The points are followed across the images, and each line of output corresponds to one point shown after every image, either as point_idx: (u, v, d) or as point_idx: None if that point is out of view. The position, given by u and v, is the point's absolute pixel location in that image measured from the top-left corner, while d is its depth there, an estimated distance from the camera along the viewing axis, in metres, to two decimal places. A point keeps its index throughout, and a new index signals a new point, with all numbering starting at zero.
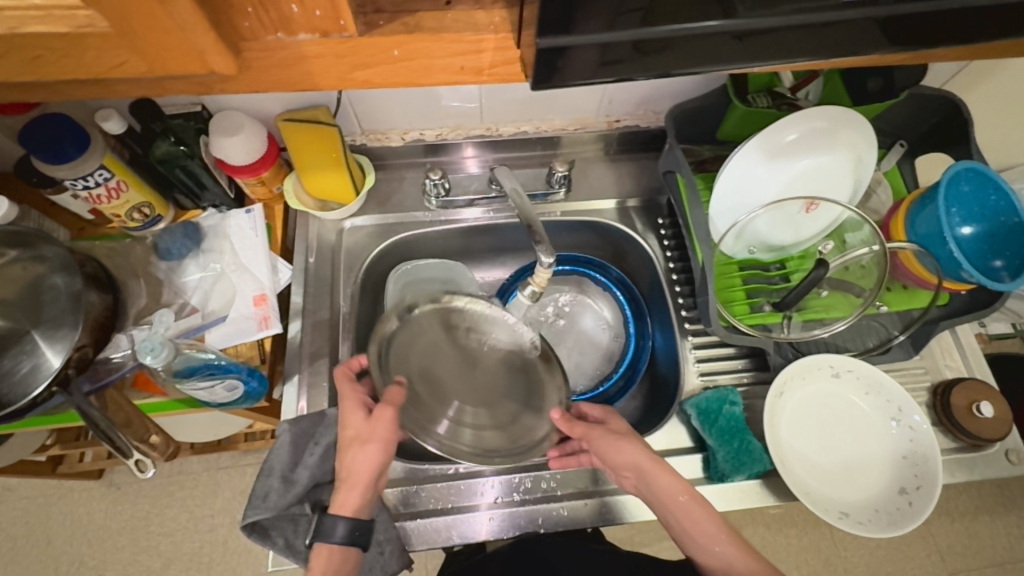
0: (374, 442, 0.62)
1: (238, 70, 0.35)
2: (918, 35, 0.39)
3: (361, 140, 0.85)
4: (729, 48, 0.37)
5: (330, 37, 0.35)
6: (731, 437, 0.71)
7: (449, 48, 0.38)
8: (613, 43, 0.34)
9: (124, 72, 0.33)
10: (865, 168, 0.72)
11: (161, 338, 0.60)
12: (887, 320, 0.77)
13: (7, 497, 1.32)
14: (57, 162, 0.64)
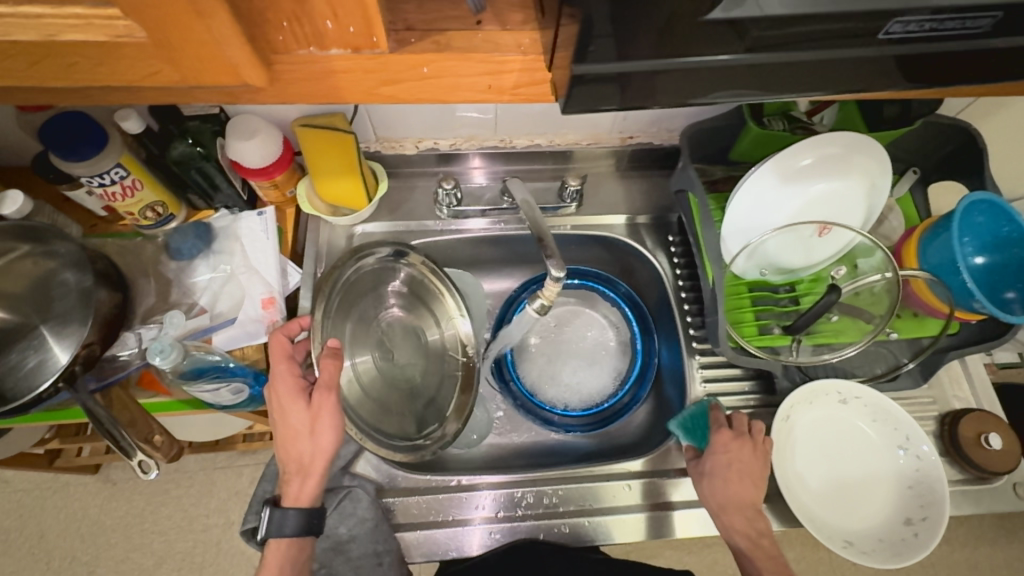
0: (318, 433, 0.61)
1: (269, 82, 0.35)
2: (945, 72, 0.39)
3: (375, 147, 0.85)
4: (753, 78, 0.37)
5: (361, 53, 0.35)
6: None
7: (476, 66, 0.38)
8: (641, 71, 0.34)
9: (157, 81, 0.33)
10: (879, 195, 0.72)
11: (170, 340, 0.60)
12: (896, 347, 0.77)
13: (3, 489, 1.32)
14: (75, 160, 0.65)
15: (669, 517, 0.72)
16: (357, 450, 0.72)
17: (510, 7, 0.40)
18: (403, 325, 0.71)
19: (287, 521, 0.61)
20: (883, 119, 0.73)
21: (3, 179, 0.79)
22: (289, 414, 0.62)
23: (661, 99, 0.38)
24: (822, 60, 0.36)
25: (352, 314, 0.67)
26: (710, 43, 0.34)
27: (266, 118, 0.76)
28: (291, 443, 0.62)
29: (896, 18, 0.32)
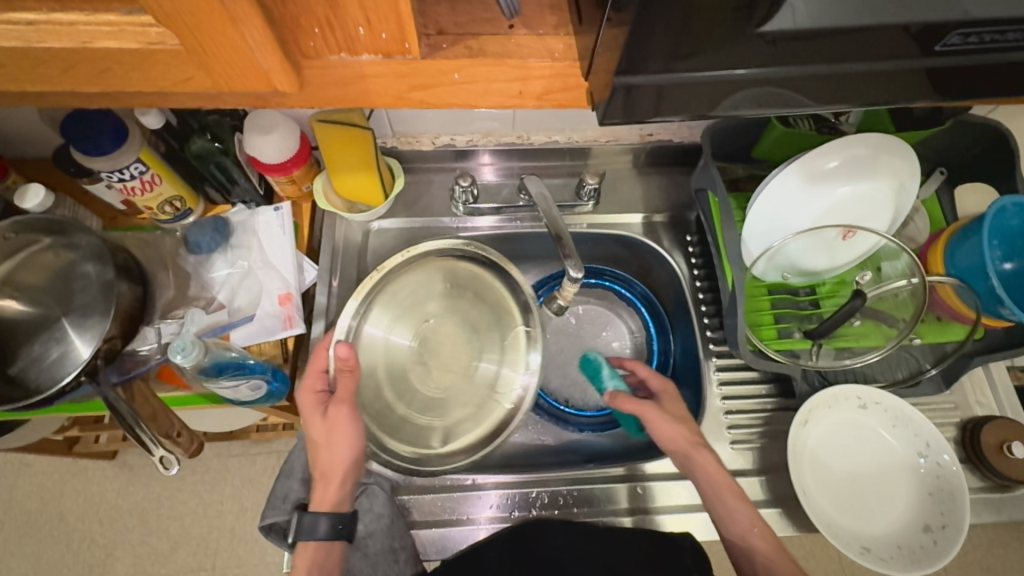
0: (335, 442, 0.62)
1: (299, 87, 0.35)
2: (996, 83, 0.37)
3: (392, 142, 0.85)
4: (792, 88, 0.36)
5: (392, 58, 0.35)
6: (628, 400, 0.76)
7: (507, 72, 0.38)
8: (678, 81, 0.34)
9: (189, 88, 0.33)
10: (907, 197, 0.70)
11: (191, 337, 0.60)
12: (918, 352, 0.76)
13: (24, 472, 1.35)
14: (96, 155, 0.65)
15: (660, 520, 0.72)
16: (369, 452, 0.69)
17: (542, 10, 0.39)
18: (460, 338, 0.76)
19: (318, 525, 0.60)
20: (912, 119, 0.72)
21: (25, 171, 0.79)
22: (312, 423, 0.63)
23: (693, 108, 0.37)
24: (864, 71, 0.35)
25: (391, 317, 0.74)
26: (747, 54, 0.32)
27: (286, 113, 0.76)
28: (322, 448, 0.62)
29: (948, 30, 0.31)
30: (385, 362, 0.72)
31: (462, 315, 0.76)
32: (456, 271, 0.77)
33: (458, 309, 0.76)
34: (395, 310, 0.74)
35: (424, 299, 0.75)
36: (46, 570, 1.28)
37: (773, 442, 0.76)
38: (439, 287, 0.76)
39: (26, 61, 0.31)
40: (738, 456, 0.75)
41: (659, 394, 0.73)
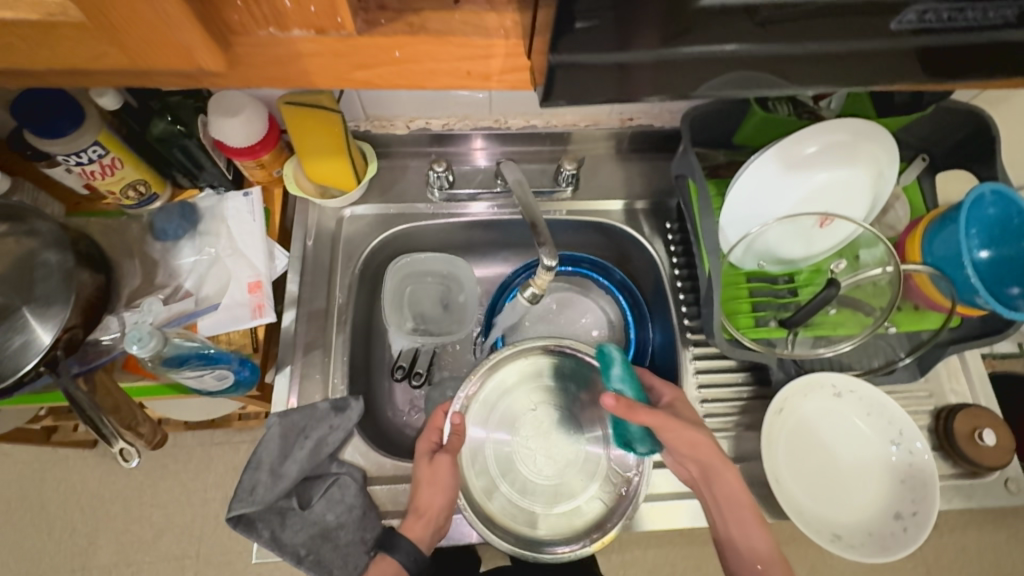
0: (439, 491, 0.64)
1: (228, 65, 0.34)
2: (957, 67, 0.36)
3: (365, 126, 0.82)
4: (747, 71, 0.35)
5: (327, 35, 0.34)
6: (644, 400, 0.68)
7: (452, 51, 0.36)
8: (628, 61, 0.33)
9: (104, 65, 0.32)
10: (885, 184, 0.69)
11: (148, 328, 0.59)
12: (894, 341, 0.76)
13: (3, 461, 1.33)
14: (50, 138, 0.63)
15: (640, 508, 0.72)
16: (345, 437, 0.69)
17: None
18: (555, 426, 0.75)
19: (397, 553, 0.61)
20: (892, 105, 0.71)
21: None
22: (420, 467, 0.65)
23: (652, 91, 0.36)
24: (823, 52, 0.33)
25: (499, 404, 0.74)
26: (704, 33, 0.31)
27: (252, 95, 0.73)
28: (421, 494, 0.64)
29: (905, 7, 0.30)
30: (494, 453, 0.73)
31: (560, 403, 0.76)
32: (564, 362, 0.75)
33: (564, 399, 0.76)
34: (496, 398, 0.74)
35: (531, 387, 0.75)
36: (29, 559, 1.28)
37: (748, 429, 0.76)
38: (548, 380, 0.76)
39: None
40: None
41: (669, 403, 0.70)
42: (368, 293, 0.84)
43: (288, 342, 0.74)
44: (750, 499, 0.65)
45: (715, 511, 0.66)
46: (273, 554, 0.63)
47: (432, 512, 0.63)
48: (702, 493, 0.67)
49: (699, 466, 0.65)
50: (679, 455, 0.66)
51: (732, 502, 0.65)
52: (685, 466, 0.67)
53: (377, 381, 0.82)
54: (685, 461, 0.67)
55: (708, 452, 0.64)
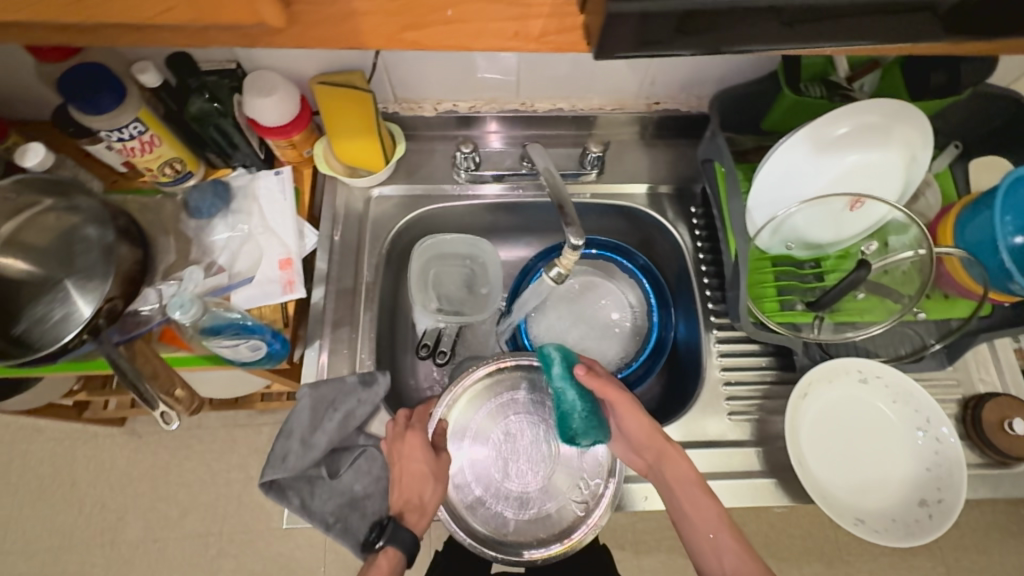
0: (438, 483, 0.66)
1: (286, 24, 0.36)
2: (1002, 27, 0.36)
3: (393, 108, 0.83)
4: (784, 30, 0.35)
5: None
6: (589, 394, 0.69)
7: (505, 9, 0.36)
8: (673, 16, 0.33)
9: (169, 19, 0.34)
10: (918, 169, 0.68)
11: (190, 295, 0.62)
12: (922, 328, 0.74)
13: (36, 438, 1.38)
14: (93, 113, 0.65)
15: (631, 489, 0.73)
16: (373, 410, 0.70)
17: None
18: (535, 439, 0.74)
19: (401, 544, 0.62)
20: (928, 88, 0.69)
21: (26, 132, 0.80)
22: (410, 456, 0.65)
23: (692, 48, 0.36)
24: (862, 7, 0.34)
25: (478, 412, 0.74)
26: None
27: (285, 75, 0.75)
28: (410, 485, 0.65)
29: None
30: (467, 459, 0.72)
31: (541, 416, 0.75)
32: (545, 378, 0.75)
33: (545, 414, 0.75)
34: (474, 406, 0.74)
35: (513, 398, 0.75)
36: (61, 532, 1.32)
37: (771, 414, 0.76)
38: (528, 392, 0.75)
39: None
40: (736, 428, 0.75)
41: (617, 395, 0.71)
42: (394, 274, 0.86)
43: (318, 318, 0.76)
44: (703, 480, 0.65)
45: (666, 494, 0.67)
46: (303, 520, 0.65)
47: (425, 502, 0.65)
48: (655, 479, 0.68)
49: (650, 449, 0.67)
50: (634, 443, 0.68)
51: (686, 484, 0.65)
52: (639, 455, 0.69)
53: (402, 357, 0.85)
54: (638, 448, 0.68)
55: (660, 437, 0.66)
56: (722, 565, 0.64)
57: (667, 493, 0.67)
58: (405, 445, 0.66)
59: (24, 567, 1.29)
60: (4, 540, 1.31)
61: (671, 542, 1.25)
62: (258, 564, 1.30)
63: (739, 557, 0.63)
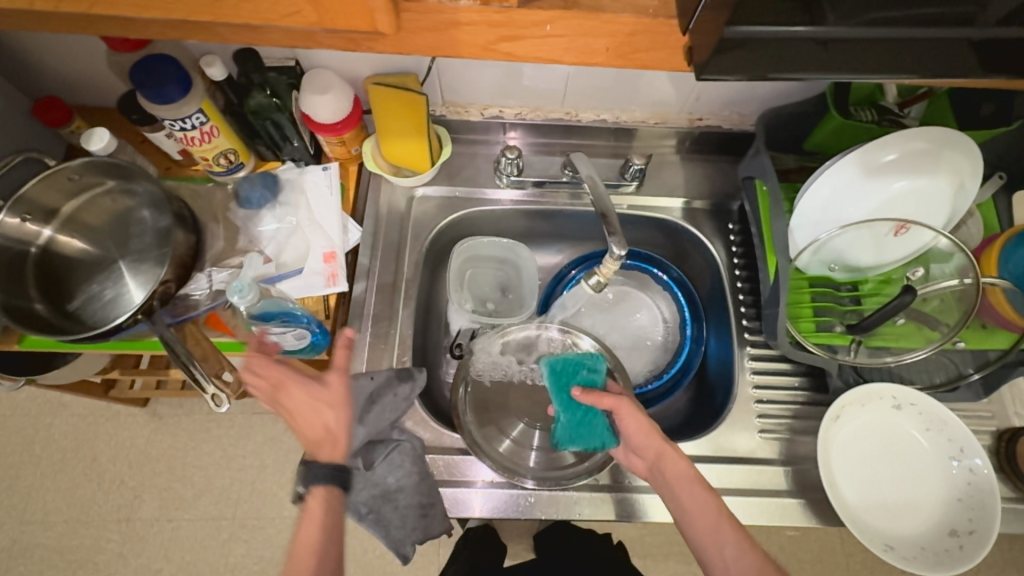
0: (331, 411, 0.60)
1: (394, 30, 0.39)
2: None
3: (441, 111, 0.85)
4: (852, 64, 0.38)
5: (488, 6, 0.38)
6: (577, 408, 0.70)
7: (599, 27, 0.40)
8: (752, 39, 0.36)
9: (295, 22, 0.37)
10: (964, 197, 0.69)
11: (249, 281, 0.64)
12: (959, 357, 0.74)
13: (61, 412, 1.41)
14: (161, 102, 0.67)
15: (638, 500, 0.71)
16: (408, 406, 0.71)
17: None
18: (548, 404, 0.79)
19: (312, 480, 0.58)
20: (979, 118, 0.70)
21: (88, 117, 0.82)
22: (296, 397, 0.61)
23: (763, 68, 0.38)
24: (929, 37, 0.36)
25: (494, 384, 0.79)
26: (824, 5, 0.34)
27: (341, 74, 0.77)
28: (306, 420, 0.60)
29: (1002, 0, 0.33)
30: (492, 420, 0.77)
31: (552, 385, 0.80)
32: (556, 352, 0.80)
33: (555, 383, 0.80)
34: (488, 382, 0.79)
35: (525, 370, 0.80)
36: (79, 505, 1.34)
37: (801, 433, 0.76)
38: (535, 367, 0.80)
39: None
40: (766, 446, 0.75)
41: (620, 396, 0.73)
42: (432, 271, 0.88)
43: (357, 311, 0.78)
44: (700, 476, 0.65)
45: (667, 496, 0.65)
46: (337, 508, 0.68)
47: (337, 432, 0.60)
48: (655, 480, 0.67)
49: (648, 446, 0.67)
50: (634, 443, 0.68)
51: (684, 481, 0.64)
52: (639, 456, 0.68)
53: (434, 355, 0.86)
54: (638, 450, 0.68)
55: (656, 436, 0.66)
56: (724, 557, 0.61)
57: (666, 493, 0.65)
58: (290, 389, 0.61)
59: (42, 538, 1.32)
60: (24, 510, 1.34)
61: (680, 557, 1.25)
62: (268, 550, 1.32)
63: (740, 547, 0.61)
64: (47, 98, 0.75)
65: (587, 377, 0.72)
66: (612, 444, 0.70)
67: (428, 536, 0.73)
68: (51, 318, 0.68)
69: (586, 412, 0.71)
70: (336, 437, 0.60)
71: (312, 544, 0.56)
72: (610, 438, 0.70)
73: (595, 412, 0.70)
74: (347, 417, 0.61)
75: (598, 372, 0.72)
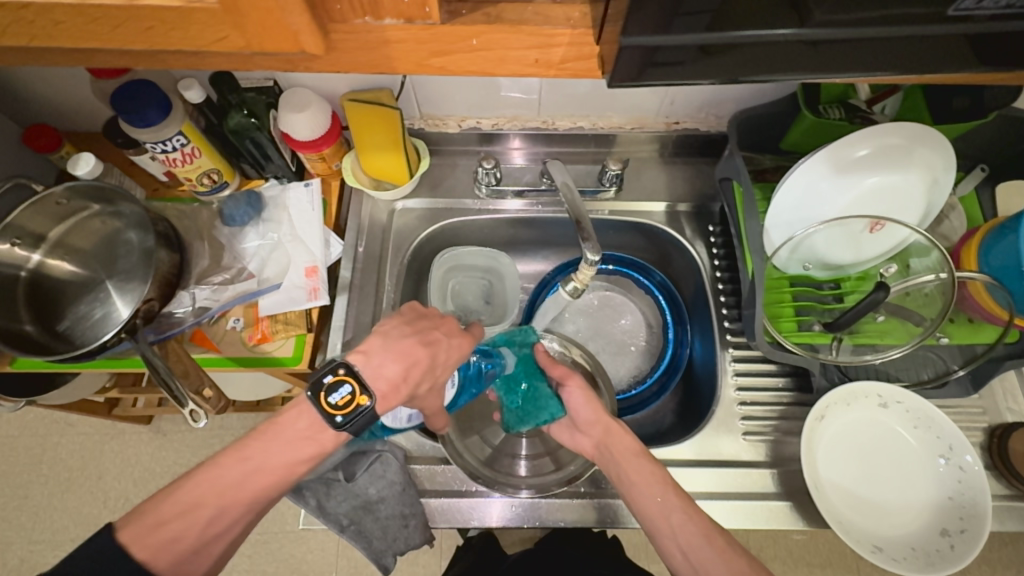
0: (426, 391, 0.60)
1: (325, 50, 0.40)
2: (972, 49, 0.40)
3: (419, 124, 0.86)
4: (821, 56, 0.40)
5: (414, 23, 0.40)
6: (517, 387, 0.73)
7: (524, 39, 0.42)
8: (662, 46, 0.38)
9: (225, 46, 0.39)
10: (940, 191, 0.68)
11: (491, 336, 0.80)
12: (945, 353, 0.73)
13: (68, 432, 1.43)
14: (141, 126, 0.69)
15: (619, 505, 0.71)
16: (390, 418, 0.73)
17: None
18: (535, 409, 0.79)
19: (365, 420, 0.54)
20: (951, 111, 0.70)
21: (77, 143, 0.85)
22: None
23: (727, 72, 0.41)
24: (862, 36, 0.38)
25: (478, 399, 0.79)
26: (757, 20, 0.36)
27: (318, 92, 0.79)
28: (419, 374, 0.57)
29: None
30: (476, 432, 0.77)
31: None
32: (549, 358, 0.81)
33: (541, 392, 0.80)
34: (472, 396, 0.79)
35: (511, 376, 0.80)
36: (86, 524, 1.36)
37: (787, 435, 0.75)
38: None
39: (81, 18, 0.37)
40: (750, 448, 0.75)
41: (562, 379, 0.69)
42: (414, 282, 0.89)
43: (339, 324, 0.79)
44: (646, 450, 0.63)
45: (612, 473, 0.64)
46: (319, 520, 0.69)
47: (413, 383, 0.56)
48: (602, 459, 0.65)
49: (595, 423, 0.66)
50: (580, 419, 0.68)
51: (630, 456, 0.63)
52: (585, 435, 0.67)
53: None
54: (584, 427, 0.67)
55: (602, 410, 0.66)
56: (673, 529, 0.58)
57: (614, 470, 0.63)
58: (452, 339, 0.60)
59: (50, 556, 1.33)
60: (32, 529, 1.36)
61: None
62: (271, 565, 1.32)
63: (687, 514, 0.58)
64: (37, 126, 0.77)
65: (518, 354, 0.73)
66: (559, 413, 0.70)
67: (407, 547, 0.73)
68: (42, 338, 0.70)
69: (524, 387, 0.73)
70: (407, 385, 0.56)
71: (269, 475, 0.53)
72: (556, 407, 0.70)
73: (538, 386, 0.72)
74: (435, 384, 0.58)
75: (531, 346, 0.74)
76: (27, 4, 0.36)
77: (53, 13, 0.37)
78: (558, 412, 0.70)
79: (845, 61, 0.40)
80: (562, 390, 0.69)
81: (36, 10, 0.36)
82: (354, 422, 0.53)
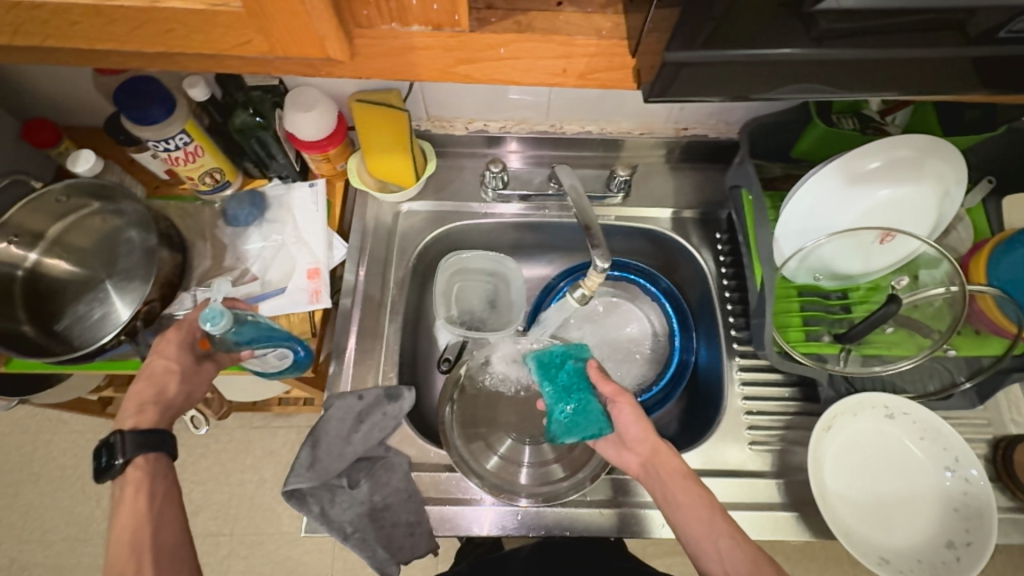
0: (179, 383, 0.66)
1: (349, 56, 0.40)
2: (1001, 71, 0.39)
3: (426, 125, 0.85)
4: (855, 76, 0.39)
5: (441, 30, 0.40)
6: (567, 398, 0.70)
7: (552, 49, 0.43)
8: (691, 61, 0.37)
9: (247, 50, 0.38)
10: (950, 203, 0.68)
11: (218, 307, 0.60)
12: (952, 364, 0.73)
13: (60, 430, 1.41)
14: (145, 124, 0.67)
15: (626, 515, 0.70)
16: (396, 425, 0.71)
17: None
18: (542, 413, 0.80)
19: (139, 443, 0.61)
20: (963, 123, 0.70)
21: (76, 138, 0.83)
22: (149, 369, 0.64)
23: (744, 89, 0.40)
24: (890, 56, 0.37)
25: (481, 406, 0.79)
26: (784, 35, 0.36)
27: (325, 92, 0.78)
28: (149, 380, 0.64)
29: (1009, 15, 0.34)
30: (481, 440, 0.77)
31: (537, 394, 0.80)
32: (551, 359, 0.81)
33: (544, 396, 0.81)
34: (476, 402, 0.79)
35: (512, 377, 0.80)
36: (76, 524, 1.34)
37: (794, 445, 0.75)
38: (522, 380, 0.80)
39: (98, 19, 0.36)
40: (757, 458, 0.74)
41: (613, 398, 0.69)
42: (419, 286, 0.88)
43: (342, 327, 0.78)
44: (692, 472, 0.64)
45: (658, 493, 0.64)
46: (321, 529, 0.68)
47: (158, 399, 0.64)
48: (648, 478, 0.65)
49: (643, 442, 0.66)
50: (628, 437, 0.68)
51: (677, 478, 0.63)
52: (631, 451, 0.67)
53: (424, 372, 0.86)
54: (632, 444, 0.67)
55: (650, 428, 0.66)
56: (719, 554, 0.59)
57: (660, 491, 0.64)
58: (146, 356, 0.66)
59: (40, 556, 1.31)
60: (22, 529, 1.33)
61: (682, 568, 1.23)
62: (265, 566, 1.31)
63: (734, 540, 0.59)
64: (37, 120, 0.75)
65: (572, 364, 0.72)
66: (608, 430, 0.69)
67: (413, 556, 0.72)
68: (40, 339, 0.69)
69: (573, 402, 0.70)
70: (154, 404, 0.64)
71: (154, 523, 0.59)
72: (606, 423, 0.69)
73: (589, 398, 0.70)
74: (186, 400, 0.67)
75: (586, 360, 0.73)
76: (41, 4, 0.35)
77: (68, 14, 0.36)
78: (606, 428, 0.69)
79: (876, 79, 0.40)
80: (611, 407, 0.69)
81: (52, 10, 0.35)
82: (127, 452, 0.60)
